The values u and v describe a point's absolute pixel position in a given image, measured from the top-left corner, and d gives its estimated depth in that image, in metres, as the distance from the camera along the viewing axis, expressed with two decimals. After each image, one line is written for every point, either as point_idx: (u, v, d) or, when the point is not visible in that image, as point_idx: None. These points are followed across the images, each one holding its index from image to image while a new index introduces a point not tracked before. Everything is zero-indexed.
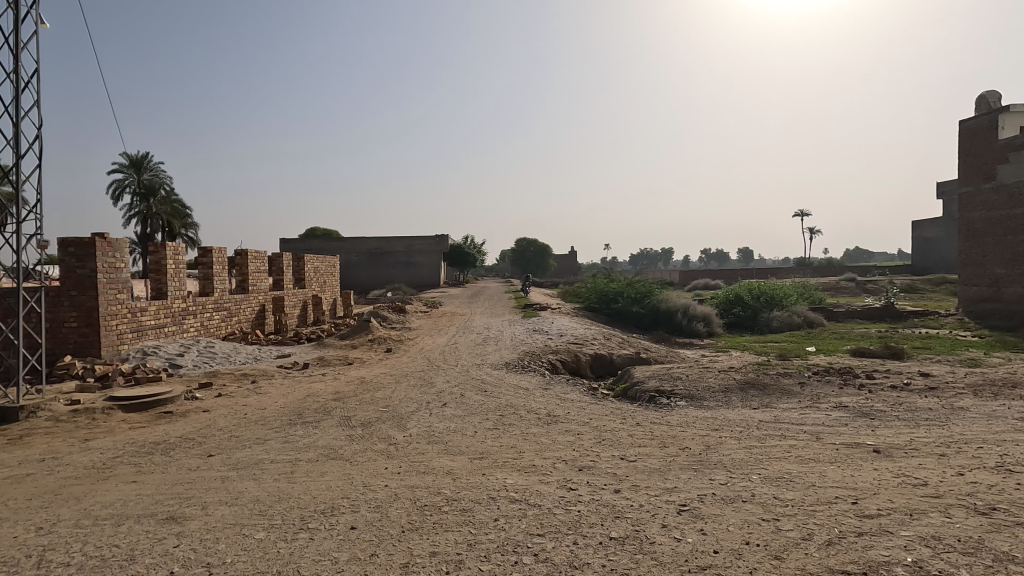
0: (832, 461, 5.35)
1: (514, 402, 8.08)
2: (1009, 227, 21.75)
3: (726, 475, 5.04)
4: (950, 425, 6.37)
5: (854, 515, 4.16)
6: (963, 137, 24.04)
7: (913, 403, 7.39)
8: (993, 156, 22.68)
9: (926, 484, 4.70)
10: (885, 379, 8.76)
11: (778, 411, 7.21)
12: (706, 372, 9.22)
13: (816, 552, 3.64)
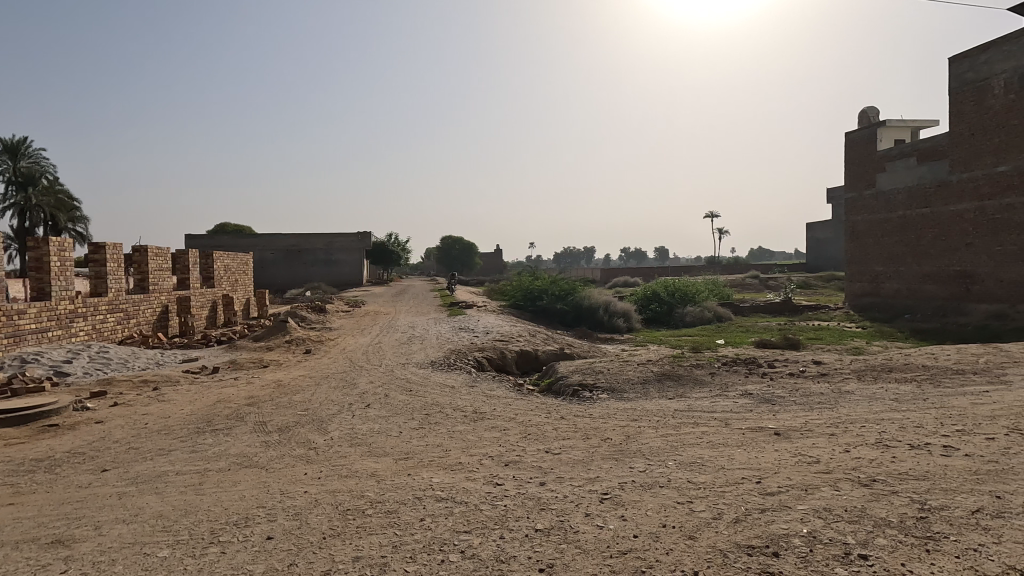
0: (738, 444, 5.75)
1: (440, 400, 8.02)
2: (886, 229, 24.32)
3: (645, 463, 5.28)
4: (838, 407, 7.06)
5: (758, 493, 4.49)
6: (849, 147, 26.57)
7: (808, 388, 8.12)
8: (873, 165, 25.23)
9: (819, 461, 5.17)
10: (784, 367, 9.55)
11: (691, 400, 7.66)
12: (626, 365, 9.62)
13: (725, 530, 3.90)
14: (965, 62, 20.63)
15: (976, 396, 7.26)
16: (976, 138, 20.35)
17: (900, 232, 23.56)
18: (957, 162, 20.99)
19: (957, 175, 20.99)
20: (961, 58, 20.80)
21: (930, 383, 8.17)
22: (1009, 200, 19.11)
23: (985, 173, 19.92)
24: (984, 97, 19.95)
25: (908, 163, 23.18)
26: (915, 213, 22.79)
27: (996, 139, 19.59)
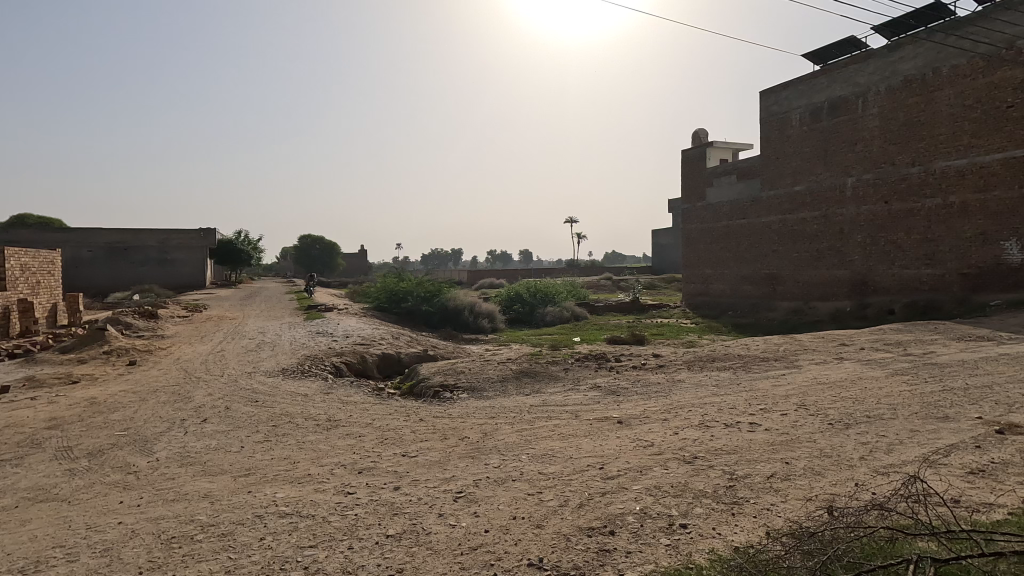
0: (585, 434, 6.17)
1: (291, 410, 7.50)
2: (713, 237, 27.76)
3: (499, 458, 5.44)
4: (671, 394, 7.91)
5: (600, 477, 4.86)
6: (685, 163, 29.84)
7: (647, 378, 8.98)
8: (703, 180, 28.60)
9: (652, 444, 5.74)
10: (628, 361, 10.46)
11: (546, 395, 8.05)
12: (487, 365, 9.82)
13: (569, 515, 4.15)
14: (771, 97, 24.31)
15: (777, 379, 8.60)
16: (780, 161, 24.07)
17: (725, 239, 27.04)
18: (766, 181, 24.64)
19: (766, 192, 24.64)
20: (769, 92, 24.47)
21: (744, 369, 9.49)
22: (804, 215, 22.91)
23: (786, 192, 23.65)
24: (785, 127, 23.69)
25: (731, 180, 26.67)
26: (736, 223, 26.32)
27: (794, 163, 23.36)
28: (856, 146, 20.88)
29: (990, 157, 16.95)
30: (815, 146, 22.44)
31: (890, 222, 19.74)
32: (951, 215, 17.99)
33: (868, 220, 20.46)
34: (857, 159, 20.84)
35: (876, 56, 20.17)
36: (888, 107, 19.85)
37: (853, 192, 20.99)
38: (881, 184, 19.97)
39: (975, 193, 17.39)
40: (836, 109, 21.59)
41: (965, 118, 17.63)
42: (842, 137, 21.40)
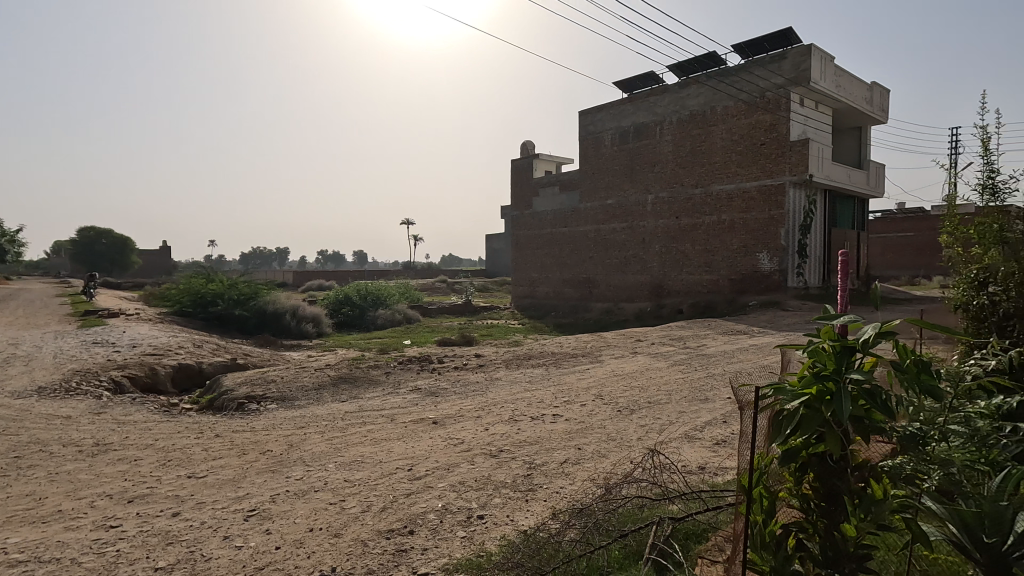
0: (399, 437, 6.17)
1: (43, 436, 6.24)
2: (539, 243, 29.65)
3: (303, 469, 5.17)
4: (487, 392, 8.29)
5: (407, 479, 4.90)
6: (514, 172, 31.37)
7: (467, 378, 9.29)
8: (530, 190, 30.30)
9: (463, 441, 5.96)
10: (451, 362, 10.70)
11: (364, 400, 7.87)
12: (302, 372, 9.26)
13: (370, 520, 4.11)
14: (588, 117, 26.75)
15: (582, 373, 9.51)
16: (595, 176, 26.62)
17: (549, 245, 29.07)
18: (584, 193, 27.06)
19: (584, 204, 27.06)
20: (586, 113, 26.89)
21: (555, 366, 10.31)
22: (614, 226, 25.64)
23: (600, 204, 26.25)
24: (599, 146, 26.27)
25: (554, 191, 28.74)
26: (558, 231, 28.46)
27: (606, 179, 26.02)
28: (654, 167, 24.00)
29: (750, 184, 20.77)
30: (623, 165, 25.27)
31: (680, 234, 23.07)
32: (724, 230, 21.64)
33: (664, 232, 23.64)
34: (656, 179, 23.96)
35: (670, 91, 23.39)
36: (678, 136, 23.17)
37: (652, 207, 24.07)
38: (673, 201, 23.24)
39: (739, 213, 21.15)
40: (640, 133, 24.57)
41: (733, 151, 21.34)
42: (644, 159, 24.42)
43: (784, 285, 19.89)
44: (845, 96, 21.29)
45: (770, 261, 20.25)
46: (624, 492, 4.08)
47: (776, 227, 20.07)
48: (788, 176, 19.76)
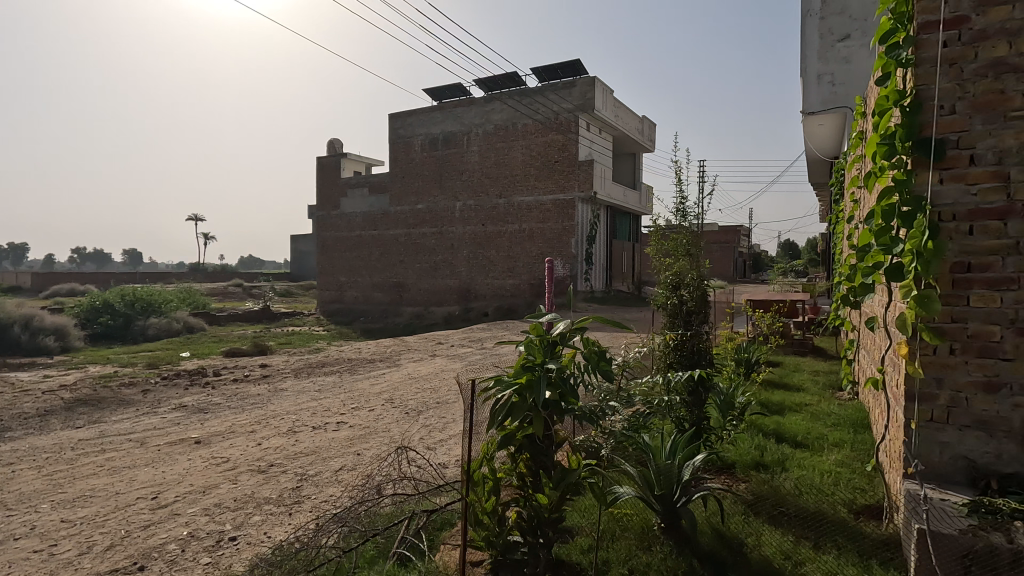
0: (147, 463, 5.42)
1: None
2: (347, 246, 28.52)
3: (2, 515, 4.22)
4: (268, 404, 7.74)
5: (149, 509, 4.34)
6: (319, 170, 29.63)
7: (247, 391, 8.53)
8: (337, 190, 28.88)
9: (228, 460, 5.48)
10: (230, 374, 9.71)
11: (108, 424, 6.73)
12: (22, 396, 7.54)
13: (89, 563, 3.54)
14: (397, 121, 26.54)
15: (376, 379, 9.39)
16: (405, 180, 26.50)
17: (357, 248, 28.14)
18: (393, 197, 26.73)
19: (394, 207, 26.73)
20: (395, 116, 26.64)
21: (349, 373, 10.03)
22: (423, 231, 25.84)
23: (410, 209, 26.22)
24: (409, 151, 26.24)
25: (362, 192, 27.83)
26: (367, 234, 27.67)
27: (416, 184, 26.11)
28: (462, 176, 24.80)
29: (546, 197, 22.71)
30: (432, 171, 25.63)
31: (485, 241, 24.22)
32: (524, 238, 23.31)
33: (471, 238, 24.57)
34: (463, 186, 24.79)
35: (476, 103, 24.40)
36: (484, 148, 24.31)
37: (460, 214, 24.84)
38: (480, 209, 24.29)
39: (538, 222, 22.97)
40: (448, 141, 25.17)
41: (531, 166, 23.12)
42: (452, 167, 25.08)
43: (574, 289, 22.21)
44: (621, 126, 24.57)
45: (563, 267, 22.40)
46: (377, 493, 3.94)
47: (568, 237, 22.27)
48: (577, 192, 22.08)
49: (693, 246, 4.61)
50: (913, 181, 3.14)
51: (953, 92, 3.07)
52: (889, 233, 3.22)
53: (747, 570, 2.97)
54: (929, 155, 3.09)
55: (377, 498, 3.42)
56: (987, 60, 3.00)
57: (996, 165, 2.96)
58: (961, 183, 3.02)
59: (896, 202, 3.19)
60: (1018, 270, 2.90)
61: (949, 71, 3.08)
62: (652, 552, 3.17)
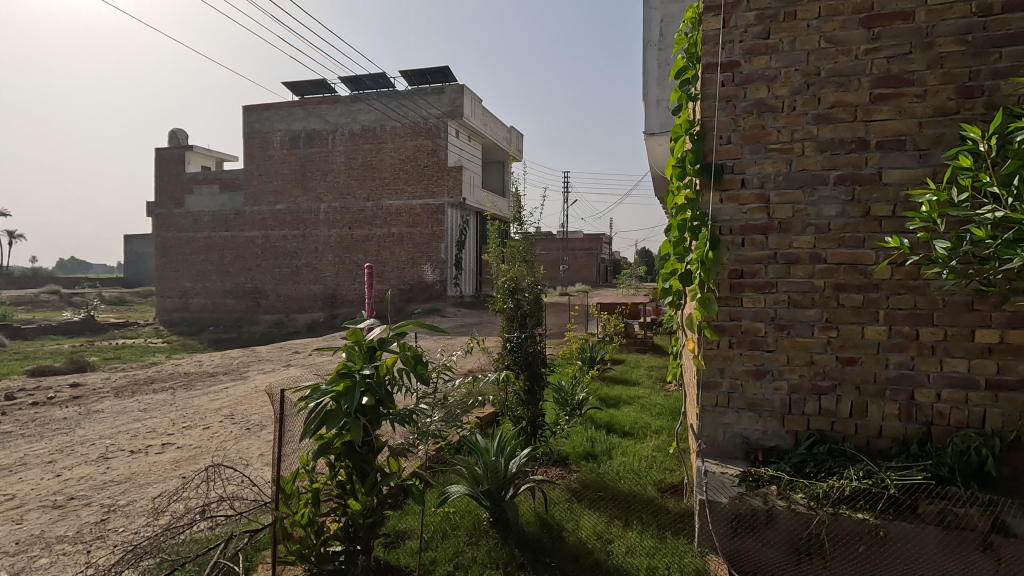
0: None
1: None
2: (193, 248, 25.78)
3: None
4: (76, 430, 6.76)
5: None
6: (159, 164, 26.47)
7: (49, 416, 7.36)
8: (181, 186, 26.02)
9: (15, 498, 4.71)
10: (29, 398, 8.31)
11: None
12: None
13: None
14: (253, 114, 24.58)
15: (216, 394, 8.61)
16: (261, 178, 24.60)
17: (205, 251, 25.56)
18: (248, 196, 24.67)
19: (248, 207, 24.67)
20: (250, 109, 24.66)
21: (185, 389, 9.10)
22: (283, 233, 24.20)
23: (268, 209, 24.39)
24: (266, 147, 24.44)
25: (211, 189, 25.31)
26: (217, 235, 25.24)
27: (274, 183, 24.37)
28: (326, 176, 23.66)
29: (415, 201, 22.47)
30: (293, 170, 24.11)
31: (352, 245, 23.33)
32: (393, 243, 22.85)
33: (337, 242, 23.51)
34: (327, 188, 23.66)
35: (341, 102, 23.45)
36: (350, 149, 23.42)
37: (325, 216, 23.65)
38: (346, 212, 23.35)
39: (407, 227, 22.64)
40: (311, 140, 23.85)
41: (400, 169, 22.74)
42: (315, 166, 23.82)
43: (444, 294, 22.32)
44: (489, 135, 25.17)
45: (433, 272, 22.34)
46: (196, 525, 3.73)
47: (437, 242, 22.25)
48: (446, 197, 22.16)
49: (528, 255, 4.94)
50: (700, 201, 3.45)
51: (729, 125, 3.38)
52: (684, 243, 3.63)
53: (562, 553, 3.22)
54: (710, 177, 3.37)
55: (190, 522, 2.85)
56: (752, 100, 3.34)
57: (760, 189, 3.34)
58: (735, 203, 3.37)
59: (688, 218, 3.55)
60: (776, 276, 3.31)
61: (725, 108, 3.39)
62: (478, 546, 3.31)
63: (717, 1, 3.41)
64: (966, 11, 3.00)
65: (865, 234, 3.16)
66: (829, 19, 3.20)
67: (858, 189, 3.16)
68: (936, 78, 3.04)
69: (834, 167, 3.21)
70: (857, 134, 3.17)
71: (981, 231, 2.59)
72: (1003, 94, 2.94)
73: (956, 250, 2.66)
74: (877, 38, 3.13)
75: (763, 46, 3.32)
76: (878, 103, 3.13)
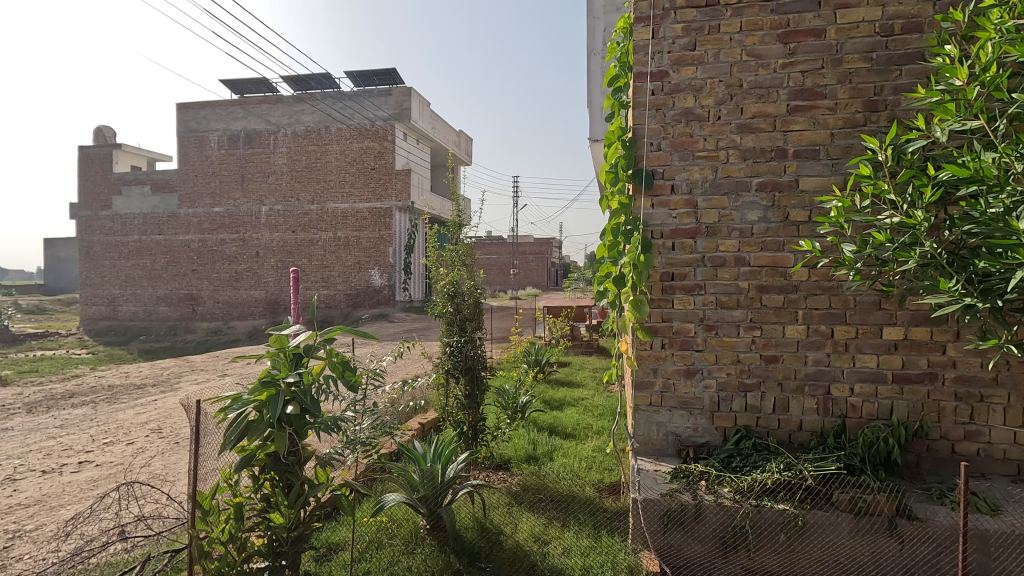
0: None
1: None
2: (122, 252, 24.28)
3: None
4: None
5: None
6: (83, 163, 24.79)
7: None
8: (108, 187, 24.46)
9: None
10: None
11: None
12: None
13: None
14: (188, 112, 23.46)
15: (142, 408, 8.11)
16: (197, 180, 23.47)
17: (135, 256, 24.12)
18: (183, 198, 23.46)
19: (183, 209, 23.45)
20: (185, 107, 23.51)
21: (107, 404, 8.52)
22: (221, 236, 23.14)
23: (204, 211, 23.26)
24: (202, 147, 23.36)
25: (142, 190, 23.91)
26: (148, 239, 23.84)
27: (211, 184, 23.30)
28: (268, 178, 22.84)
29: (362, 205, 22.03)
30: (232, 171, 23.14)
31: (295, 249, 22.59)
32: (338, 247, 22.30)
33: (279, 246, 22.70)
34: (269, 190, 22.83)
35: (283, 102, 22.75)
36: (293, 150, 22.72)
37: (266, 219, 22.79)
38: (289, 215, 22.58)
39: (353, 230, 22.16)
40: (251, 140, 22.96)
41: (346, 172, 22.25)
42: (255, 168, 22.95)
43: (392, 300, 22.04)
44: (438, 138, 25.05)
45: (381, 277, 21.94)
46: (116, 549, 3.59)
47: (385, 246, 21.89)
48: (394, 201, 21.85)
49: (466, 259, 4.93)
50: (633, 206, 3.53)
51: (659, 132, 3.48)
52: (618, 247, 3.67)
53: (499, 558, 3.22)
54: (641, 183, 3.46)
55: (106, 544, 2.51)
56: (681, 109, 3.44)
57: (688, 194, 3.44)
58: (665, 208, 3.47)
59: (621, 222, 3.59)
60: (703, 278, 3.43)
61: (655, 116, 3.48)
62: (414, 555, 3.26)
63: (647, 13, 3.50)
64: (871, 31, 3.21)
65: (784, 237, 3.32)
66: (749, 33, 3.36)
67: (777, 195, 3.33)
68: (844, 92, 3.24)
69: (755, 174, 3.36)
70: (776, 143, 3.33)
71: (882, 235, 2.78)
72: (902, 108, 3.15)
73: (861, 253, 2.85)
74: (793, 53, 3.31)
75: (690, 57, 3.43)
76: (795, 114, 3.31)
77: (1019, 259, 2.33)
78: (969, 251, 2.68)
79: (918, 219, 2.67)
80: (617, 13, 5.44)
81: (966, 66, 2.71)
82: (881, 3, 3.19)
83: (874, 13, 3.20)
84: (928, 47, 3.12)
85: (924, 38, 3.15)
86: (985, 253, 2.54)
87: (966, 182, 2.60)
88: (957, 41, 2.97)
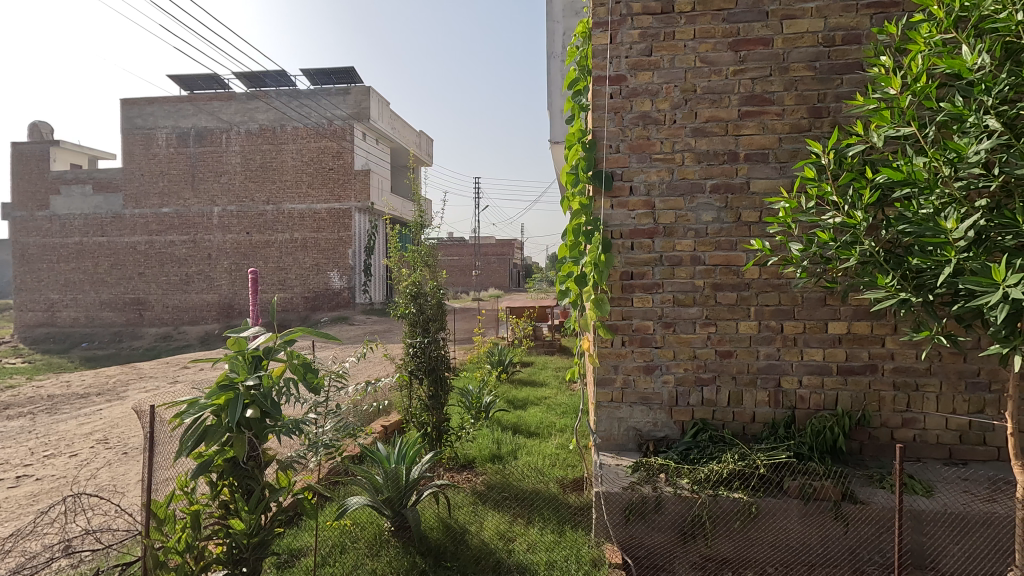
0: None
1: None
2: (61, 255, 22.96)
3: None
4: None
5: None
6: (17, 162, 23.30)
7: None
8: (44, 186, 23.06)
9: None
10: None
11: None
12: None
13: None
14: (134, 108, 22.44)
15: (86, 418, 7.70)
16: (145, 179, 22.45)
17: (76, 258, 22.88)
18: (128, 197, 22.37)
19: (129, 209, 22.37)
20: (130, 102, 22.46)
21: (47, 415, 8.07)
22: (171, 238, 22.20)
23: (151, 212, 22.24)
24: (150, 144, 22.38)
25: (83, 190, 22.70)
26: (91, 240, 22.64)
27: (159, 184, 22.31)
28: (220, 178, 22.04)
29: (321, 205, 21.56)
30: (181, 171, 22.22)
31: (250, 251, 21.90)
32: (296, 248, 21.75)
33: (232, 247, 21.97)
34: (222, 189, 22.03)
35: (236, 99, 22.02)
36: (247, 149, 22.03)
37: (219, 219, 21.97)
38: (242, 216, 21.86)
39: (311, 231, 21.64)
40: (201, 138, 22.11)
41: (302, 172, 21.74)
42: (207, 166, 22.12)
43: (352, 302, 21.68)
44: (398, 139, 24.81)
45: (340, 279, 21.57)
46: (61, 566, 3.44)
47: (345, 247, 21.52)
48: (354, 201, 21.53)
49: (429, 258, 4.93)
50: (592, 207, 3.61)
51: (618, 135, 3.57)
52: (579, 247, 3.74)
53: (465, 556, 3.24)
54: (601, 184, 3.51)
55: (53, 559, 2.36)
56: (638, 112, 3.55)
57: (646, 196, 3.54)
58: (624, 209, 3.55)
59: (582, 222, 3.67)
60: (661, 277, 3.54)
61: (614, 118, 3.57)
62: (379, 557, 3.24)
63: (605, 19, 3.59)
64: (814, 40, 3.39)
65: (736, 237, 3.47)
66: (702, 41, 3.48)
67: (730, 197, 3.47)
68: (791, 99, 3.41)
69: (709, 176, 3.49)
70: (728, 147, 3.47)
71: (826, 234, 2.93)
72: (843, 115, 3.35)
73: (807, 251, 3.00)
74: (743, 60, 3.45)
75: (647, 62, 3.53)
76: (745, 119, 3.45)
77: (949, 256, 2.50)
78: (904, 250, 2.86)
79: (858, 219, 2.82)
80: (576, 17, 5.52)
81: (900, 76, 2.89)
82: (823, 16, 3.38)
83: (817, 24, 3.38)
84: (866, 57, 3.31)
85: (862, 49, 3.35)
86: (918, 251, 2.70)
87: (900, 185, 2.77)
88: (891, 53, 3.16)
